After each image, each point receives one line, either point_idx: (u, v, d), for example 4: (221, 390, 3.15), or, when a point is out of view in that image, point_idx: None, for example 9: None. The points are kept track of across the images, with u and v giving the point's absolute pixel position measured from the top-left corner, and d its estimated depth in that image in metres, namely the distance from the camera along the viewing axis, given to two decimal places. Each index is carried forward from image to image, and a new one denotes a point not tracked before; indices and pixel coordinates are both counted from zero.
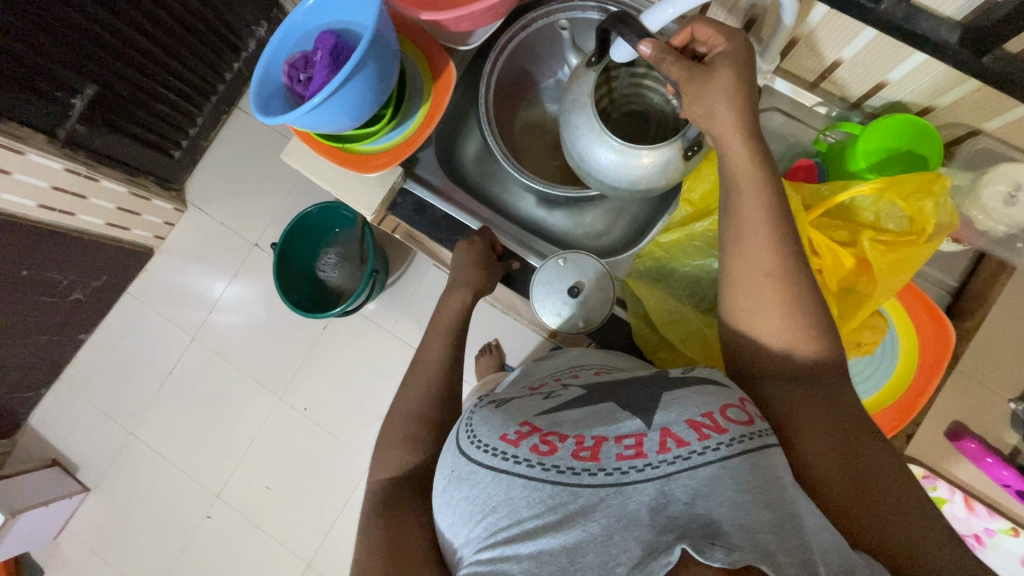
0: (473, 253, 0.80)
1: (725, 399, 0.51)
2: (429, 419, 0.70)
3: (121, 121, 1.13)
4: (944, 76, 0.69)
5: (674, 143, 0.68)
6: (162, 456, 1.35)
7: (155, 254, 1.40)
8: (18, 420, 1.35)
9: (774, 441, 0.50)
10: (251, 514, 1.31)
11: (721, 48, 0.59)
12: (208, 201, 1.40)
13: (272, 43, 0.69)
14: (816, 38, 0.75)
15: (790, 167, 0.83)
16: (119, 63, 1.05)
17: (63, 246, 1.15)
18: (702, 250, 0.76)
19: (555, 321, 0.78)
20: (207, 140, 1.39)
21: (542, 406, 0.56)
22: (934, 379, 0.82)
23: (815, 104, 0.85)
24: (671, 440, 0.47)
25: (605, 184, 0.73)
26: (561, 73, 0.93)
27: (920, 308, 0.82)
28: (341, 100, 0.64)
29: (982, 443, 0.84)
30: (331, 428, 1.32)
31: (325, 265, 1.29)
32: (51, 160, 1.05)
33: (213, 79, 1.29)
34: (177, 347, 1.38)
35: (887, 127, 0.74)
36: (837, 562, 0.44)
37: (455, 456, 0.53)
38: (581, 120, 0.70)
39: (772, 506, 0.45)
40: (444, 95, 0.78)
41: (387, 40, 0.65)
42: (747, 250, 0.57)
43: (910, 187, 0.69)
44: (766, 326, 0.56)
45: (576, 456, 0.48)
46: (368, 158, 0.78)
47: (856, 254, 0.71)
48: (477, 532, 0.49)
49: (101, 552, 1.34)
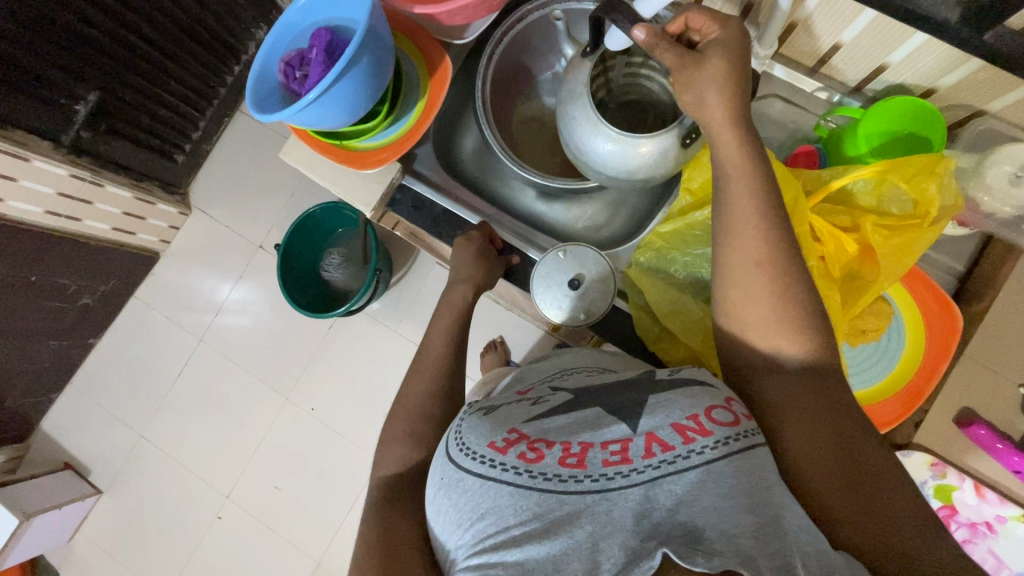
0: (471, 247, 0.80)
1: (710, 400, 0.50)
2: (429, 415, 0.70)
3: (124, 127, 1.14)
4: (946, 56, 0.68)
5: (671, 131, 0.67)
6: (172, 458, 1.36)
7: (161, 258, 1.41)
8: (31, 425, 1.36)
9: (762, 441, 0.49)
10: (260, 515, 1.32)
11: (713, 35, 0.58)
12: (212, 204, 1.41)
13: (267, 41, 0.69)
14: (814, 22, 0.74)
15: (789, 154, 0.82)
16: (120, 70, 1.06)
17: (70, 252, 1.16)
18: (703, 240, 0.75)
19: (557, 315, 0.78)
20: (210, 144, 1.40)
21: (530, 412, 0.56)
22: (942, 364, 0.80)
23: (815, 90, 0.84)
24: (656, 445, 0.48)
25: (604, 175, 0.73)
26: (558, 66, 0.93)
27: (928, 295, 0.81)
28: (337, 95, 0.64)
29: (993, 429, 0.83)
30: (338, 427, 1.33)
31: (329, 266, 1.26)
32: (56, 166, 1.06)
33: (214, 83, 1.30)
34: (184, 350, 1.39)
35: (889, 109, 0.73)
36: (817, 564, 0.43)
37: (445, 464, 0.54)
38: (578, 112, 0.70)
39: (757, 509, 0.45)
40: (440, 89, 0.78)
41: (382, 35, 0.65)
42: (740, 239, 0.57)
43: (914, 169, 0.68)
44: (764, 315, 0.56)
45: (563, 462, 0.49)
46: (366, 155, 0.78)
47: (859, 239, 0.70)
48: (467, 538, 0.49)
49: (115, 554, 1.35)
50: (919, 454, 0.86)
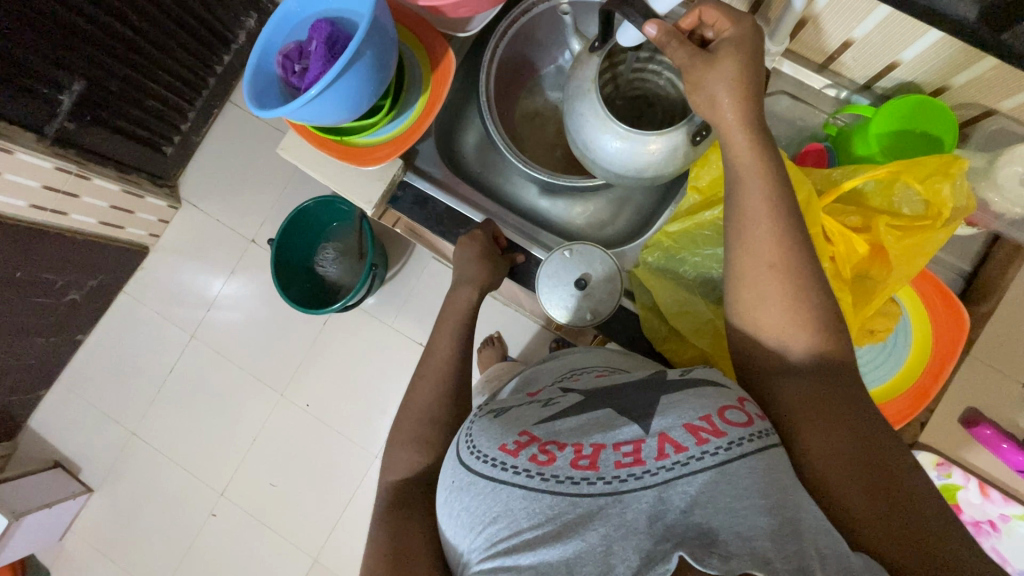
0: (475, 246, 0.78)
1: (723, 401, 0.49)
2: (434, 418, 0.69)
3: (111, 117, 1.10)
4: (960, 54, 0.68)
5: (682, 128, 0.66)
6: (166, 456, 1.34)
7: (151, 252, 1.37)
8: (17, 423, 1.33)
9: (776, 441, 0.48)
10: (256, 512, 1.30)
11: (727, 33, 0.57)
12: (203, 198, 1.37)
13: (263, 34, 0.67)
14: (825, 18, 0.73)
15: (798, 153, 0.82)
16: (106, 58, 1.02)
17: (56, 246, 1.13)
18: (712, 240, 0.75)
19: (563, 314, 0.77)
20: (199, 136, 1.36)
21: (540, 414, 0.55)
22: (948, 365, 0.81)
23: (824, 86, 0.83)
24: (668, 446, 0.46)
25: (612, 172, 0.71)
26: (562, 60, 0.91)
27: (935, 295, 0.81)
28: (338, 91, 0.62)
29: (998, 429, 0.84)
30: (333, 423, 1.31)
31: (324, 261, 1.28)
32: (41, 159, 1.02)
33: (203, 72, 1.26)
34: (175, 346, 1.36)
35: (899, 110, 0.73)
36: (834, 566, 0.41)
37: (455, 467, 0.53)
38: (586, 108, 0.68)
39: (777, 510, 0.43)
40: (444, 84, 0.76)
41: (386, 28, 0.63)
42: (753, 240, 0.56)
43: (927, 170, 0.68)
44: (777, 317, 0.55)
45: (576, 465, 0.47)
46: (369, 151, 0.76)
47: (870, 240, 0.70)
48: (479, 542, 0.48)
49: (108, 552, 1.33)
50: (925, 453, 0.86)
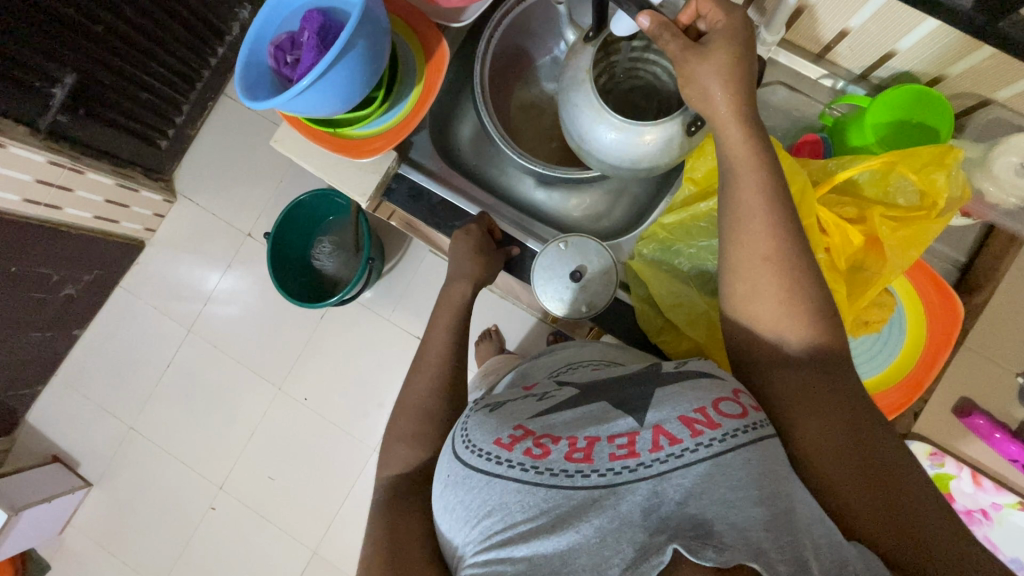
0: (471, 240, 0.78)
1: (718, 393, 0.50)
2: (432, 413, 0.69)
3: (104, 110, 1.09)
4: (957, 43, 0.67)
5: (676, 119, 0.66)
6: (163, 449, 1.34)
7: (146, 247, 1.37)
8: (15, 419, 1.33)
9: (770, 432, 0.48)
10: (255, 505, 1.31)
11: (719, 24, 0.57)
12: (199, 192, 1.37)
13: (255, 24, 0.66)
14: (822, 7, 0.72)
15: (795, 143, 0.82)
16: (97, 49, 1.01)
17: (51, 241, 1.12)
18: (708, 232, 0.74)
19: (558, 307, 0.77)
20: (193, 129, 1.35)
21: (535, 409, 0.55)
22: (942, 354, 0.81)
23: (820, 77, 0.83)
24: (663, 438, 0.46)
25: (607, 163, 0.71)
26: (558, 51, 0.91)
27: (929, 285, 0.81)
28: (330, 81, 0.61)
29: (992, 419, 0.85)
30: (330, 416, 1.31)
31: (321, 253, 1.26)
32: (33, 151, 1.01)
33: (196, 65, 1.25)
34: (172, 340, 1.36)
35: (896, 99, 0.73)
36: (829, 557, 0.41)
37: (451, 462, 0.52)
38: (581, 99, 0.68)
39: (771, 501, 0.43)
40: (438, 75, 0.76)
41: (378, 18, 0.62)
42: (745, 233, 0.56)
43: (923, 161, 0.68)
44: (773, 311, 0.55)
45: (570, 457, 0.47)
46: (362, 143, 0.76)
47: (865, 231, 0.70)
48: (474, 535, 0.48)
49: (107, 546, 1.33)
50: (919, 443, 0.87)
